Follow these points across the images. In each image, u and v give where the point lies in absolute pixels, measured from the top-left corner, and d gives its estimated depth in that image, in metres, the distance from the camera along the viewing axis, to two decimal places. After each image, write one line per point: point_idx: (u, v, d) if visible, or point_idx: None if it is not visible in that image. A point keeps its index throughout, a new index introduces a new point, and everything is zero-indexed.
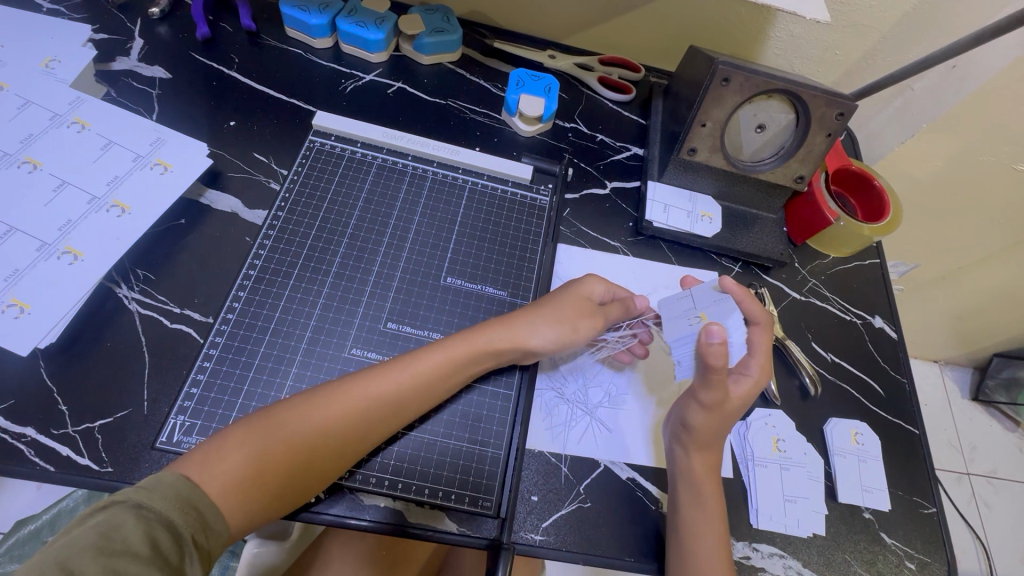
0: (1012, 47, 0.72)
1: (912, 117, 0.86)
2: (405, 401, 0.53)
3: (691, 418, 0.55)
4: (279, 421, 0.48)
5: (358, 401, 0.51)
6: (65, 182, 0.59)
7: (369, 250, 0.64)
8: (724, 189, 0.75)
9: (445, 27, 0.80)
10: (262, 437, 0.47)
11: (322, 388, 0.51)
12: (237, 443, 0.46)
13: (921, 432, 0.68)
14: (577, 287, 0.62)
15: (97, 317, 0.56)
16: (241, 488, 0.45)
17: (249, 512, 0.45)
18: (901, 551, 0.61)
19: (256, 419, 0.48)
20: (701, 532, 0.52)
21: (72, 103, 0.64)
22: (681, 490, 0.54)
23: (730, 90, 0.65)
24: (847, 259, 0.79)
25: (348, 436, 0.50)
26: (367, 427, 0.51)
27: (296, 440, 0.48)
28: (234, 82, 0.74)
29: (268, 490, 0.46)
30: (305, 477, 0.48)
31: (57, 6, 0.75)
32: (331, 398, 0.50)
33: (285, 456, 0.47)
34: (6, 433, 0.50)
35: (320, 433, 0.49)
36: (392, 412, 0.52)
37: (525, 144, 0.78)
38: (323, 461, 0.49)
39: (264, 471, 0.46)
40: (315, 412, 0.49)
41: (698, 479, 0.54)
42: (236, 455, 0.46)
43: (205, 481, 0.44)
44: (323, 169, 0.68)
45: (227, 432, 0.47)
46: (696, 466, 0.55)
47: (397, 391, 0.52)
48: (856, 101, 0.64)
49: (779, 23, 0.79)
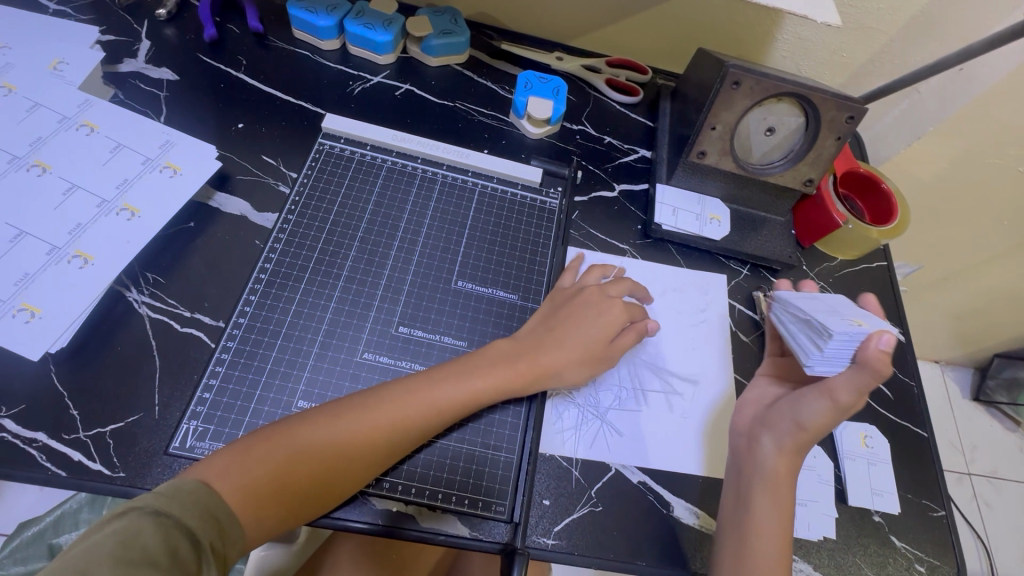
0: (1020, 50, 0.72)
1: (918, 119, 0.86)
2: (428, 423, 0.52)
3: (797, 415, 0.54)
4: (298, 435, 0.48)
5: (381, 419, 0.50)
6: (75, 185, 0.59)
7: (382, 258, 0.63)
8: (733, 192, 0.75)
9: (453, 29, 0.80)
10: (283, 451, 0.47)
11: (341, 402, 0.51)
12: (258, 456, 0.46)
13: (930, 435, 0.68)
14: (596, 316, 0.60)
15: (107, 320, 0.56)
16: (261, 500, 0.45)
17: (267, 523, 0.46)
18: (911, 554, 0.61)
19: (270, 435, 0.48)
20: (766, 528, 0.53)
21: (80, 105, 0.64)
22: (751, 486, 0.55)
23: (740, 93, 0.64)
24: (855, 262, 0.79)
25: (369, 455, 0.49)
26: (389, 447, 0.50)
27: (317, 454, 0.47)
28: (242, 84, 0.74)
29: (286, 502, 0.46)
30: (324, 493, 0.48)
31: (63, 7, 0.74)
32: (351, 413, 0.50)
33: (301, 474, 0.47)
34: (18, 439, 0.50)
35: (340, 448, 0.48)
36: (414, 434, 0.51)
37: (533, 146, 0.78)
38: (343, 476, 0.48)
39: (284, 483, 0.46)
40: (335, 427, 0.49)
41: (778, 479, 0.54)
42: (258, 470, 0.45)
43: (226, 492, 0.44)
44: (333, 171, 0.68)
45: (246, 441, 0.47)
46: (776, 464, 0.55)
47: (419, 412, 0.51)
48: (866, 104, 0.64)
49: (788, 25, 0.79)
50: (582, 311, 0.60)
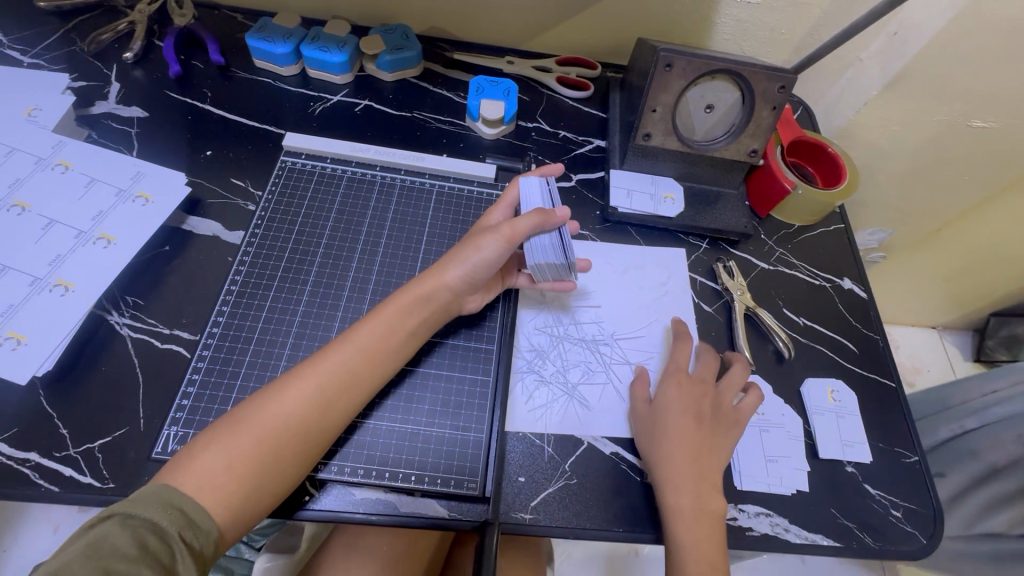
0: (943, 10, 0.75)
1: (862, 86, 0.88)
2: (358, 379, 0.54)
3: (681, 396, 0.60)
4: (250, 418, 0.50)
5: (312, 384, 0.52)
6: (52, 221, 0.62)
7: (338, 250, 0.67)
8: (684, 170, 0.78)
9: (404, 44, 0.84)
10: (230, 435, 0.49)
11: (280, 380, 0.53)
12: (208, 443, 0.48)
13: (898, 385, 0.70)
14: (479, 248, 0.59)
15: (91, 343, 0.59)
16: (221, 484, 0.46)
17: (234, 510, 0.47)
18: (887, 500, 0.62)
19: (223, 423, 0.50)
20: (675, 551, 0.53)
21: (55, 146, 0.68)
22: (676, 523, 0.54)
23: (674, 74, 0.68)
24: (812, 227, 0.81)
25: (316, 423, 0.52)
26: (328, 409, 0.52)
27: (262, 429, 0.49)
28: (209, 115, 0.78)
29: (245, 483, 0.47)
30: (285, 472, 0.50)
31: (38, 60, 0.79)
32: (290, 391, 0.52)
33: (255, 456, 0.48)
34: (11, 459, 0.53)
35: (281, 417, 0.50)
36: (352, 396, 0.54)
37: (490, 146, 0.81)
38: (291, 444, 0.50)
39: (236, 470, 0.47)
40: (272, 397, 0.51)
41: (676, 510, 0.54)
42: (208, 463, 0.47)
43: (183, 483, 0.46)
44: (296, 186, 0.72)
45: (199, 438, 0.49)
46: (691, 496, 0.54)
47: (347, 370, 0.54)
48: (795, 73, 0.67)
49: (723, 9, 0.83)
50: (488, 255, 0.59)
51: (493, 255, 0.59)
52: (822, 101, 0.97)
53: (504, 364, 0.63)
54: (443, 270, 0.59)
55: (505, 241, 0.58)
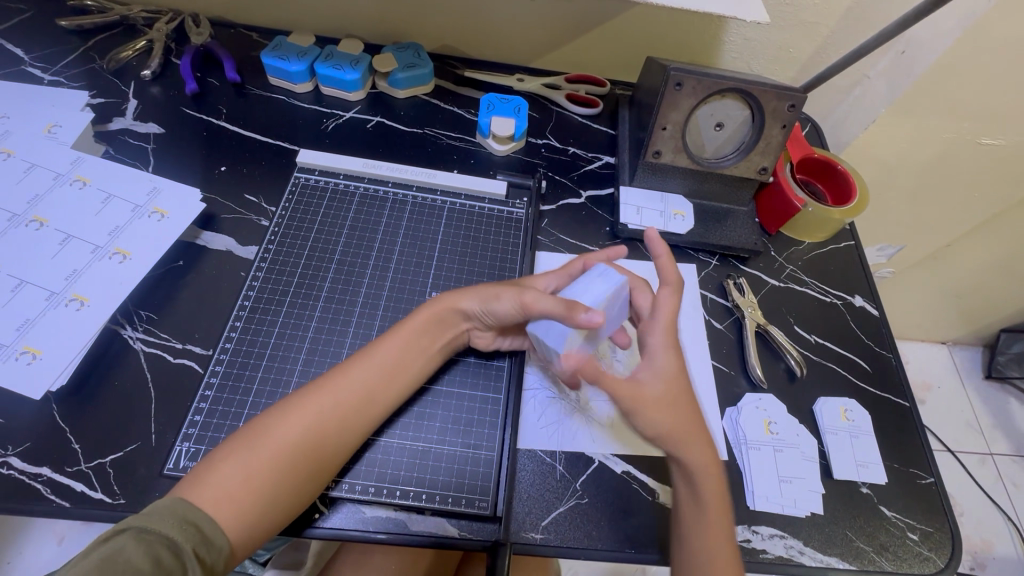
0: (950, 31, 0.75)
1: (868, 104, 0.89)
2: (375, 393, 0.55)
3: (669, 381, 0.57)
4: (268, 432, 0.50)
5: (328, 397, 0.52)
6: (69, 235, 0.63)
7: (352, 266, 0.68)
8: (693, 187, 0.78)
9: (416, 62, 0.85)
10: (248, 449, 0.49)
11: (298, 393, 0.53)
12: (226, 457, 0.48)
13: (912, 404, 0.69)
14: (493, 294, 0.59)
15: (104, 358, 0.60)
16: (238, 498, 0.47)
17: (249, 522, 0.47)
18: (903, 523, 0.61)
19: (242, 435, 0.50)
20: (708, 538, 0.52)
21: (73, 162, 0.69)
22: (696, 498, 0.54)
23: (684, 93, 0.68)
24: (824, 243, 0.81)
25: (333, 437, 0.52)
26: (344, 424, 0.52)
27: (278, 443, 0.49)
28: (223, 131, 0.79)
29: (261, 496, 0.48)
30: (301, 487, 0.50)
31: (58, 77, 0.81)
32: (308, 404, 0.52)
33: (271, 471, 0.48)
34: (24, 474, 0.53)
35: (297, 433, 0.50)
36: (370, 411, 0.54)
37: (500, 162, 0.82)
38: (309, 461, 0.50)
39: (252, 484, 0.47)
40: (289, 413, 0.51)
41: (710, 504, 0.54)
42: (227, 476, 0.47)
43: (200, 499, 0.46)
44: (309, 202, 0.72)
45: (217, 451, 0.49)
46: (704, 467, 0.55)
47: (364, 386, 0.54)
48: (805, 92, 0.67)
49: (731, 28, 0.84)
50: (499, 307, 0.58)
51: (504, 312, 0.58)
52: (830, 118, 0.97)
53: (515, 381, 0.63)
54: (460, 301, 0.59)
55: (519, 307, 0.56)
